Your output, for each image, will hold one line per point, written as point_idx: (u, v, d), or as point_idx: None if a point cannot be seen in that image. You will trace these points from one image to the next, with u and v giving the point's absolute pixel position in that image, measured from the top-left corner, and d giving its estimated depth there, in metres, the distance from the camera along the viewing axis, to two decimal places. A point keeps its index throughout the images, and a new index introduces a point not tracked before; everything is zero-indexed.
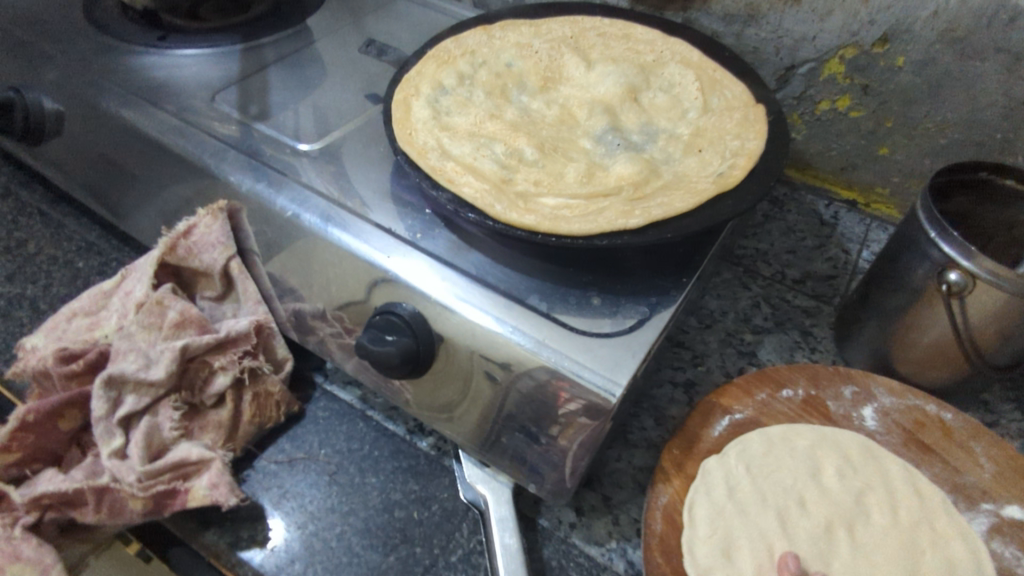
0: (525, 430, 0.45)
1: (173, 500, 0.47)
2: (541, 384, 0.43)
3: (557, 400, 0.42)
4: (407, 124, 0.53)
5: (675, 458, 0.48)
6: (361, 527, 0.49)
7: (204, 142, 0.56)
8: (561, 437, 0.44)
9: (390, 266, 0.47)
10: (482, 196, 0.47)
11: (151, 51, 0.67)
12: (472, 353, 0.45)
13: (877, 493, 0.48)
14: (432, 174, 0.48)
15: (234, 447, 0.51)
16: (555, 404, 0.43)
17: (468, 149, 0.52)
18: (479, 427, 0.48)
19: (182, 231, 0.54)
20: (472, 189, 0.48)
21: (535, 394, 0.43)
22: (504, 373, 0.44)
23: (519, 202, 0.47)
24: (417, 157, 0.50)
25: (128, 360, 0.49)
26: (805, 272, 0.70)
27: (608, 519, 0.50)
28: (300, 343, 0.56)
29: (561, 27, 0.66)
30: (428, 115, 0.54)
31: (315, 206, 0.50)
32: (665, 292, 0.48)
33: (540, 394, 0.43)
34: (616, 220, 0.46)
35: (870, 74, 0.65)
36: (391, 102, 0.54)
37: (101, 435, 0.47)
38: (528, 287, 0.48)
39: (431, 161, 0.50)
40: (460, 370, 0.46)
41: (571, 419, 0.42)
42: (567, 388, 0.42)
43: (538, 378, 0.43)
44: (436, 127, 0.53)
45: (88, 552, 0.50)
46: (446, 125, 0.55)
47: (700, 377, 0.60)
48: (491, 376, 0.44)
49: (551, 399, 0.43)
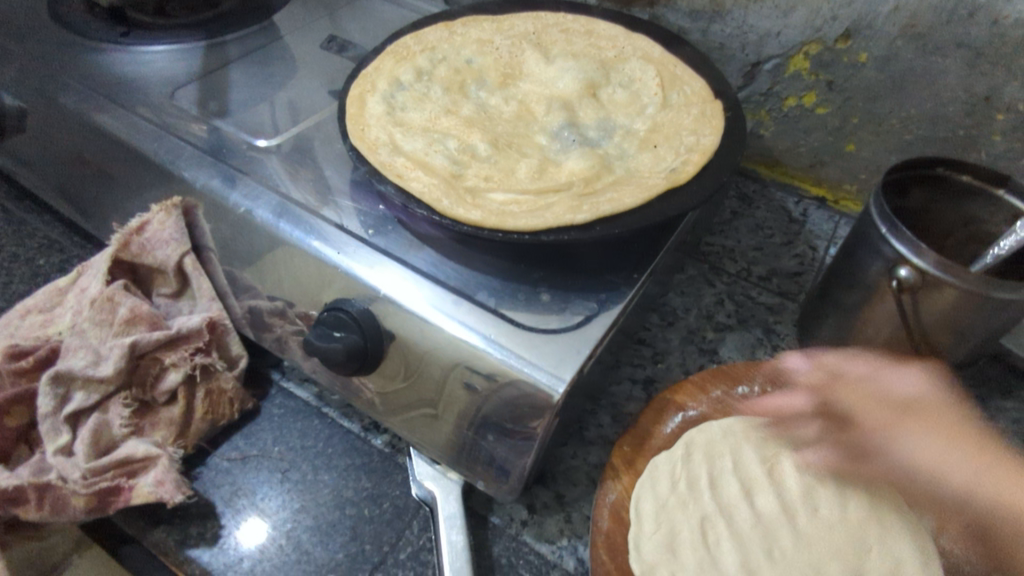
0: (475, 427, 0.45)
1: (117, 497, 0.46)
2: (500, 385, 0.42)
3: (501, 395, 0.42)
4: (360, 119, 0.53)
5: (626, 454, 0.48)
6: (311, 524, 0.49)
7: (164, 140, 0.56)
8: (507, 435, 0.44)
9: (340, 261, 0.47)
10: (431, 191, 0.47)
11: (116, 48, 0.67)
12: (454, 365, 0.44)
13: (827, 489, 0.48)
14: (380, 169, 0.48)
15: (184, 445, 0.51)
16: (500, 401, 0.43)
17: (420, 145, 0.52)
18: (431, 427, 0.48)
19: (135, 228, 0.53)
20: (422, 185, 0.48)
21: (480, 390, 0.43)
22: (486, 383, 0.43)
23: (467, 197, 0.47)
24: (367, 152, 0.49)
25: (77, 357, 0.49)
26: (771, 269, 0.69)
27: (561, 516, 0.50)
28: (256, 341, 0.56)
29: (524, 23, 0.66)
30: (383, 111, 0.54)
31: (268, 202, 0.50)
32: (614, 287, 0.48)
33: (485, 390, 0.43)
34: (564, 216, 0.45)
35: (835, 70, 0.64)
36: (346, 97, 0.54)
37: (46, 432, 0.47)
38: (477, 283, 0.48)
39: (381, 156, 0.49)
40: (419, 372, 0.45)
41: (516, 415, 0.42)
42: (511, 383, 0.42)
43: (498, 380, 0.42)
44: (389, 123, 0.53)
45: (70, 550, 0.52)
46: (401, 121, 0.54)
47: (660, 374, 0.59)
48: (471, 385, 0.43)
49: (496, 395, 0.43)
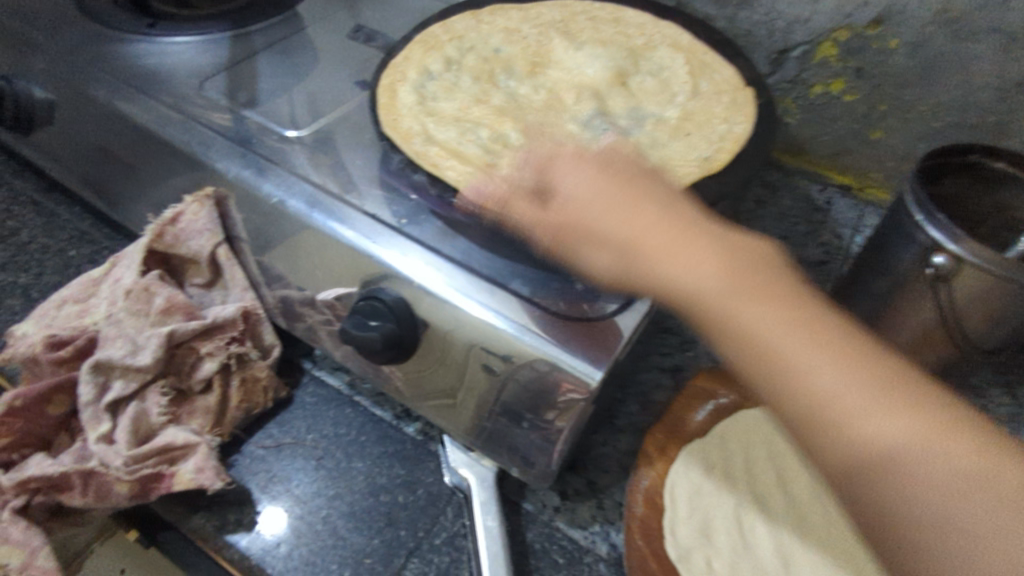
0: (499, 411, 0.46)
1: (159, 484, 0.47)
2: (541, 375, 0.43)
3: (554, 388, 0.43)
4: (392, 109, 0.53)
5: (659, 441, 0.48)
6: (347, 511, 0.50)
7: (195, 132, 0.57)
8: (557, 419, 0.44)
9: (374, 251, 0.48)
10: (464, 178, 0.48)
11: (142, 39, 0.67)
12: (469, 345, 0.45)
13: None
14: (415, 157, 0.49)
15: (221, 433, 0.52)
16: (548, 391, 0.43)
17: (450, 134, 0.53)
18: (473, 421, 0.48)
19: (169, 219, 0.54)
20: (455, 172, 0.49)
21: (530, 381, 0.44)
22: (504, 365, 0.44)
23: None
24: (401, 142, 0.50)
25: (115, 346, 0.50)
26: (798, 257, 0.69)
27: (593, 503, 0.50)
28: (289, 330, 0.56)
29: (550, 11, 0.66)
30: (414, 101, 0.54)
31: (301, 193, 0.51)
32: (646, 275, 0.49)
33: (536, 383, 0.43)
34: None
35: (865, 56, 0.64)
36: (378, 86, 0.54)
37: (88, 420, 0.47)
38: (512, 272, 0.48)
39: (414, 146, 0.50)
40: (442, 358, 0.47)
41: (568, 403, 0.43)
42: (564, 378, 0.42)
43: (540, 369, 0.43)
44: (421, 113, 0.53)
45: (89, 540, 0.51)
46: (433, 110, 0.55)
47: (688, 362, 0.59)
48: (488, 368, 0.45)
49: (544, 387, 0.43)
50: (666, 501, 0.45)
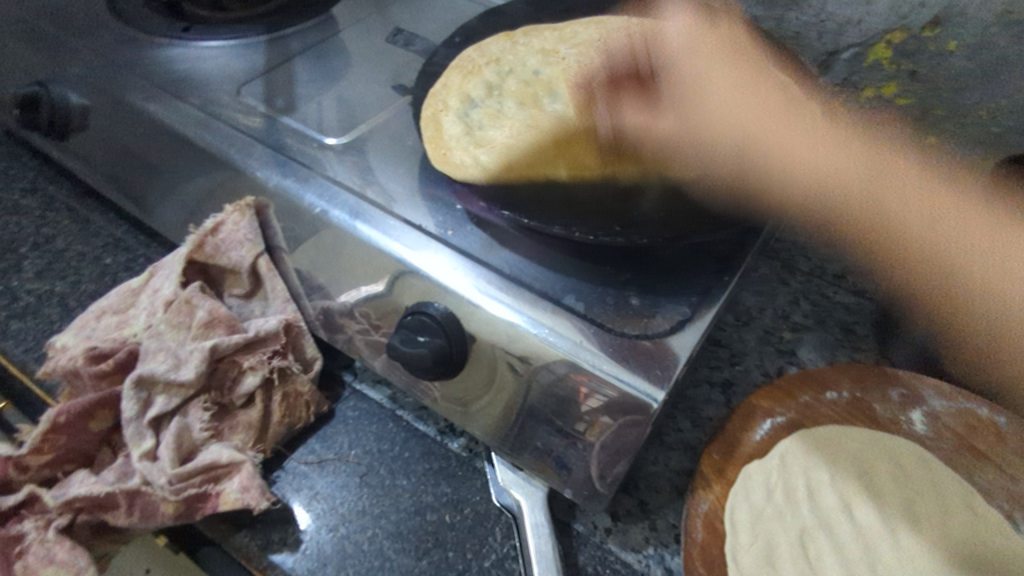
0: (523, 418, 0.46)
1: (204, 504, 0.46)
2: (558, 377, 0.43)
3: (575, 392, 0.42)
4: (440, 143, 0.53)
5: (716, 463, 0.47)
6: (392, 531, 0.48)
7: (233, 139, 0.55)
8: (588, 432, 0.43)
9: (420, 264, 0.46)
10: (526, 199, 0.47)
11: (177, 44, 0.66)
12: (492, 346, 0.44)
13: (928, 504, 0.46)
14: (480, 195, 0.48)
15: (264, 449, 0.50)
16: (575, 399, 0.43)
17: (500, 149, 0.52)
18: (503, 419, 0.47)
19: (209, 229, 0.53)
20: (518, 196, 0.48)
21: (554, 387, 0.43)
22: (523, 365, 0.44)
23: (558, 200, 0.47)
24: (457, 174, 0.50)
25: (157, 360, 0.49)
26: (845, 267, 0.67)
27: (645, 524, 0.48)
28: (329, 343, 0.55)
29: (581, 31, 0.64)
30: (462, 133, 0.53)
31: (345, 202, 0.49)
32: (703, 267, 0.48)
33: (558, 387, 0.43)
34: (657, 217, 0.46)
35: (919, 59, 0.59)
36: (423, 119, 0.54)
37: (131, 437, 0.47)
38: (564, 286, 0.47)
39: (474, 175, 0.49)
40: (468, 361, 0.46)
41: (592, 417, 0.43)
42: (584, 381, 0.42)
43: (555, 372, 0.42)
44: (471, 145, 0.52)
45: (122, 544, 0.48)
46: (482, 140, 0.53)
47: (738, 377, 0.58)
48: (512, 368, 0.44)
49: (569, 392, 0.43)
50: (728, 527, 0.44)
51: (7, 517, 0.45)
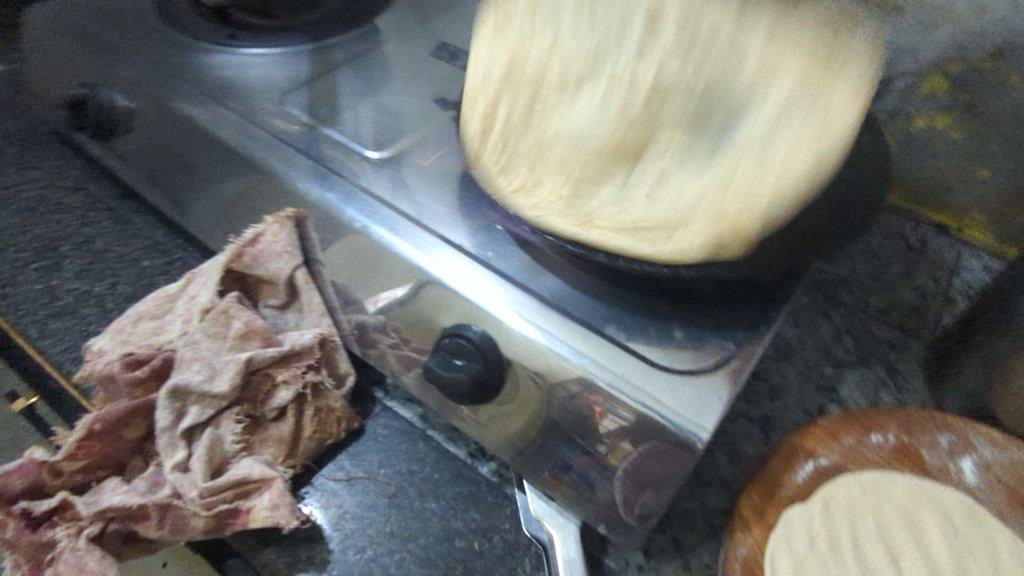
0: (546, 428, 0.45)
1: (235, 520, 0.45)
2: (572, 396, 0.42)
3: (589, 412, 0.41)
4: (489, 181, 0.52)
5: (755, 505, 0.45)
6: (420, 555, 0.48)
7: (277, 149, 0.55)
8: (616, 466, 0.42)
9: (459, 286, 0.45)
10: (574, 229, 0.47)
11: (222, 50, 0.66)
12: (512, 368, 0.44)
13: (978, 561, 0.44)
14: None
15: (294, 464, 0.50)
16: (589, 417, 0.42)
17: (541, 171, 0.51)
18: (524, 434, 0.46)
19: (249, 239, 0.52)
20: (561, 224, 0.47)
21: (590, 419, 0.42)
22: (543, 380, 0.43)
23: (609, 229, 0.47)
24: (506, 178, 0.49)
25: (192, 370, 0.48)
26: (890, 301, 0.65)
27: (679, 563, 0.47)
28: (363, 358, 0.55)
29: (724, 95, 0.50)
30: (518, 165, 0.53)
31: (385, 218, 0.49)
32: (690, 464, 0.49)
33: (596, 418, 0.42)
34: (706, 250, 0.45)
35: (976, 91, 0.59)
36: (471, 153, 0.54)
37: (164, 447, 0.46)
38: (605, 315, 0.46)
39: None
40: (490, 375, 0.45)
41: (613, 442, 0.42)
42: (599, 401, 0.41)
43: (569, 390, 0.42)
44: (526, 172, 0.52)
45: None
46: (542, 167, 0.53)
47: (777, 413, 0.56)
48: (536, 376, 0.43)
49: (581, 411, 0.42)
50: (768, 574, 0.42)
51: (39, 522, 0.45)
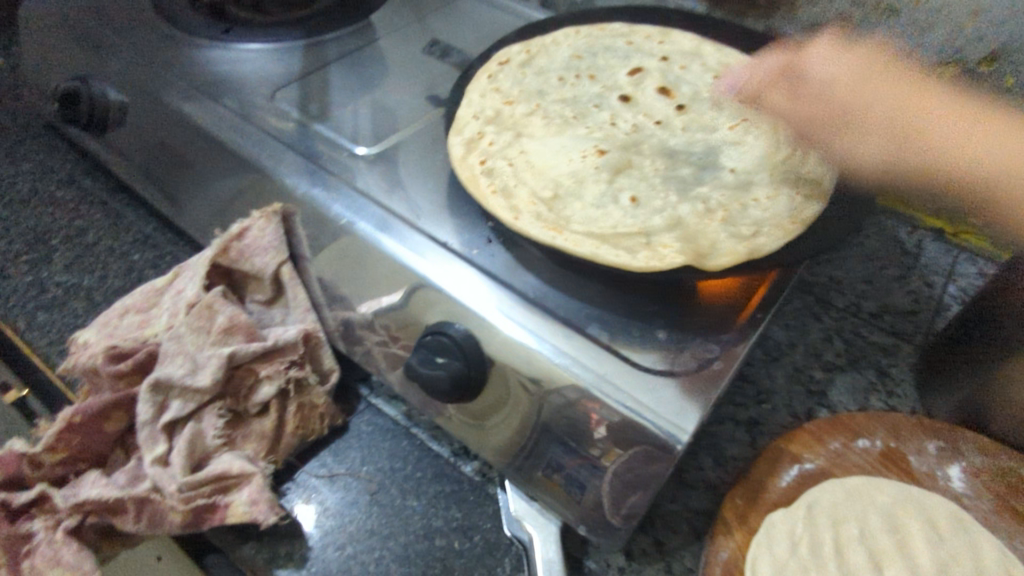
0: (538, 434, 0.44)
1: (212, 515, 0.45)
2: (571, 403, 0.41)
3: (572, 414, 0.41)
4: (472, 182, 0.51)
5: (738, 508, 0.45)
6: (400, 554, 0.47)
7: (265, 144, 0.55)
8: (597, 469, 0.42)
9: (443, 283, 0.45)
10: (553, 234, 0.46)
11: (217, 46, 0.66)
12: (502, 371, 0.43)
13: (965, 571, 0.43)
14: None
15: (275, 460, 0.50)
16: (571, 419, 0.41)
17: (526, 176, 0.52)
18: (512, 441, 0.46)
19: (235, 233, 0.52)
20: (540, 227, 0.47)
21: (570, 419, 0.42)
22: (535, 387, 0.42)
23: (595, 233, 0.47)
24: None
25: (174, 364, 0.48)
26: (883, 305, 0.64)
27: (660, 566, 0.47)
28: (348, 354, 0.54)
29: (704, 154, 0.56)
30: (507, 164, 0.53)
31: (371, 214, 0.49)
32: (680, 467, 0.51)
33: (574, 417, 0.41)
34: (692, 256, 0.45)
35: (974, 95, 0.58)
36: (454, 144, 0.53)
37: (145, 440, 0.46)
38: (588, 314, 0.45)
39: None
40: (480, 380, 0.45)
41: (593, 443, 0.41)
42: (597, 410, 0.40)
43: (568, 397, 0.41)
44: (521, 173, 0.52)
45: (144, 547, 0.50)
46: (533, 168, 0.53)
47: (765, 416, 0.56)
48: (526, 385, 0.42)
49: (564, 413, 0.42)
50: None
51: (18, 514, 0.45)
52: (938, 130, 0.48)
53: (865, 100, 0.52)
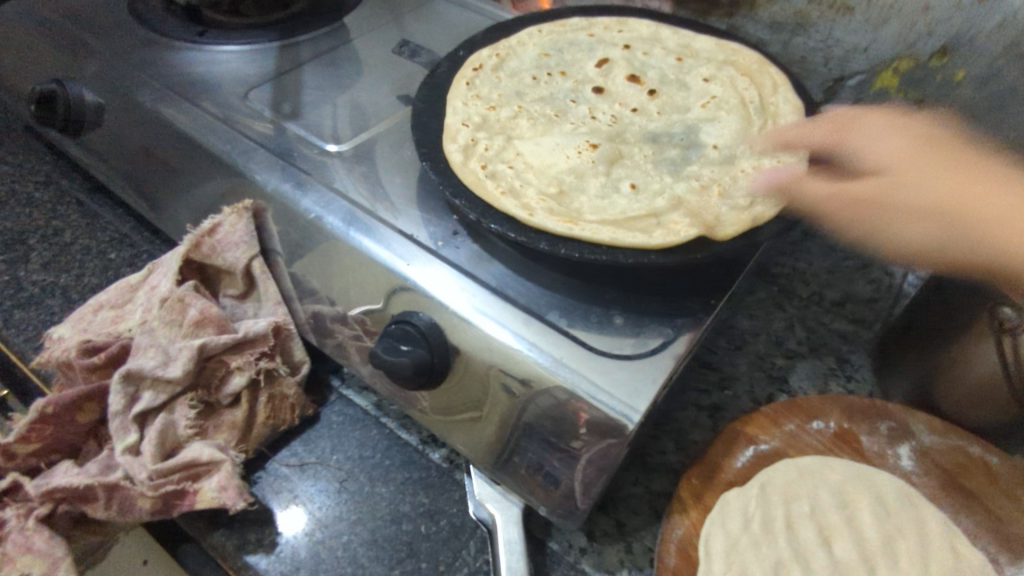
0: (509, 425, 0.44)
1: (180, 501, 0.46)
2: (560, 403, 0.41)
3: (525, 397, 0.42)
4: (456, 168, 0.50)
5: (694, 487, 0.46)
6: (368, 539, 0.48)
7: (236, 141, 0.56)
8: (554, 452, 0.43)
9: (410, 273, 0.46)
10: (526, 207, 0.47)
11: (192, 48, 0.68)
12: (489, 367, 0.43)
13: (908, 543, 0.45)
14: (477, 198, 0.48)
15: (246, 449, 0.51)
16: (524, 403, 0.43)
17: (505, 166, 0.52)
18: (495, 442, 0.46)
19: (207, 229, 0.54)
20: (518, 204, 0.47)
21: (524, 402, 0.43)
22: (523, 388, 0.42)
23: (563, 215, 0.47)
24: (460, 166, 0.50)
25: (147, 356, 0.49)
26: (844, 294, 0.66)
27: (621, 546, 0.48)
28: (318, 346, 0.56)
29: (684, 133, 0.57)
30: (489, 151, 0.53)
31: (339, 209, 0.50)
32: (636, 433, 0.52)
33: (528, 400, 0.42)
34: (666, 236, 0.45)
35: (926, 88, 0.61)
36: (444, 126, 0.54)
37: (117, 430, 0.47)
38: (547, 301, 0.47)
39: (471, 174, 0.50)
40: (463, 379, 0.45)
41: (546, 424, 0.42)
42: (585, 409, 0.40)
43: (558, 397, 0.41)
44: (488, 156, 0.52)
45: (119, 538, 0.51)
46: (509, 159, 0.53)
47: (726, 402, 0.57)
48: (508, 388, 0.43)
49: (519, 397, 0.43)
50: (701, 555, 0.43)
51: None
52: (988, 211, 0.42)
53: (858, 144, 0.47)
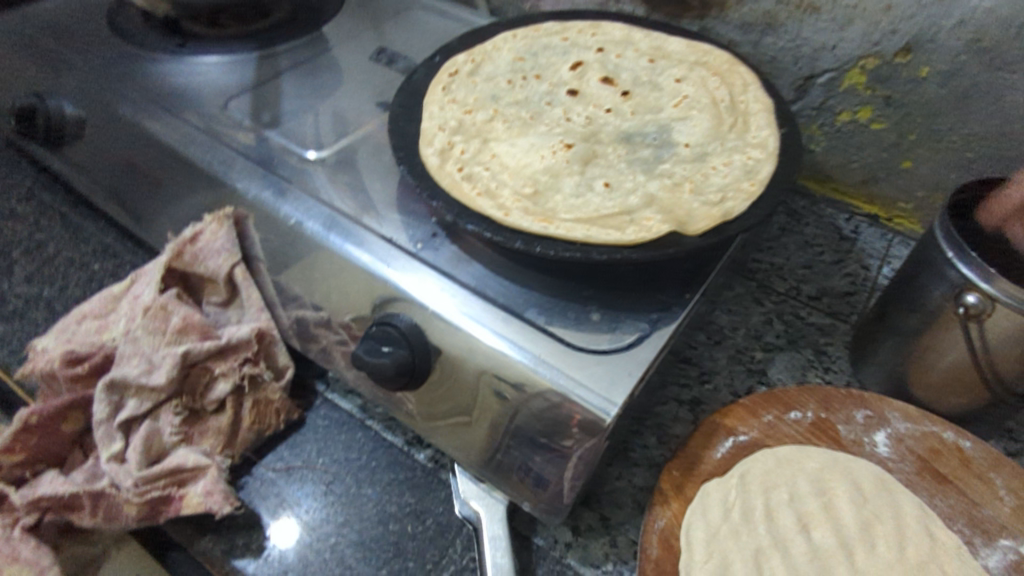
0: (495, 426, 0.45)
1: (167, 506, 0.47)
2: (554, 405, 0.41)
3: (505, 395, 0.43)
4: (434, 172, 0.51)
5: (674, 479, 0.47)
6: (355, 540, 0.49)
7: (216, 150, 0.57)
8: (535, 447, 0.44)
9: (390, 277, 0.47)
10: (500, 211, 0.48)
11: (171, 59, 0.68)
12: (479, 371, 0.44)
13: (885, 528, 0.45)
14: (454, 201, 0.48)
15: (232, 454, 0.51)
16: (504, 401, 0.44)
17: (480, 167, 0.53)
18: (485, 446, 0.46)
19: (188, 238, 0.54)
20: (493, 207, 0.48)
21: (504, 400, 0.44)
22: (514, 393, 0.43)
23: (539, 215, 0.48)
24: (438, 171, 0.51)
25: (131, 365, 0.49)
26: (821, 288, 0.67)
27: (605, 540, 0.49)
28: (303, 351, 0.56)
29: (655, 136, 0.58)
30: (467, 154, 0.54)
31: (319, 214, 0.51)
32: (619, 428, 0.49)
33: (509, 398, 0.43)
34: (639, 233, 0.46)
35: (894, 85, 0.62)
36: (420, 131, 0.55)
37: (101, 438, 0.48)
38: (526, 300, 0.48)
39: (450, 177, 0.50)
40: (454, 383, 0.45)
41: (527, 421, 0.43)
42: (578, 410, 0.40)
43: (551, 400, 0.41)
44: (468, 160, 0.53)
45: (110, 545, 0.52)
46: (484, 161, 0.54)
47: (706, 396, 0.58)
48: (500, 394, 0.43)
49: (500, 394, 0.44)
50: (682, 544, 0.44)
51: None
52: None
53: None
